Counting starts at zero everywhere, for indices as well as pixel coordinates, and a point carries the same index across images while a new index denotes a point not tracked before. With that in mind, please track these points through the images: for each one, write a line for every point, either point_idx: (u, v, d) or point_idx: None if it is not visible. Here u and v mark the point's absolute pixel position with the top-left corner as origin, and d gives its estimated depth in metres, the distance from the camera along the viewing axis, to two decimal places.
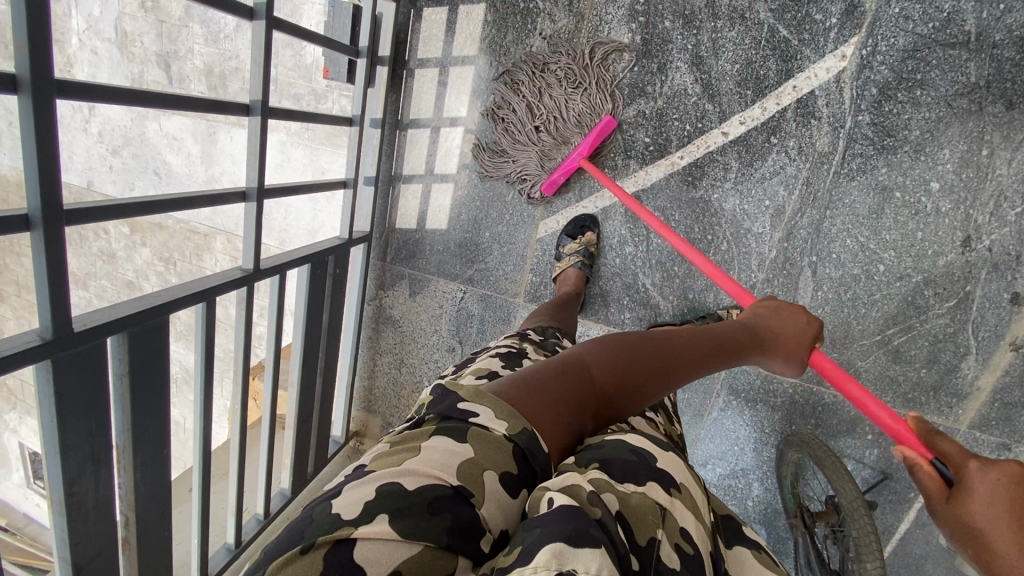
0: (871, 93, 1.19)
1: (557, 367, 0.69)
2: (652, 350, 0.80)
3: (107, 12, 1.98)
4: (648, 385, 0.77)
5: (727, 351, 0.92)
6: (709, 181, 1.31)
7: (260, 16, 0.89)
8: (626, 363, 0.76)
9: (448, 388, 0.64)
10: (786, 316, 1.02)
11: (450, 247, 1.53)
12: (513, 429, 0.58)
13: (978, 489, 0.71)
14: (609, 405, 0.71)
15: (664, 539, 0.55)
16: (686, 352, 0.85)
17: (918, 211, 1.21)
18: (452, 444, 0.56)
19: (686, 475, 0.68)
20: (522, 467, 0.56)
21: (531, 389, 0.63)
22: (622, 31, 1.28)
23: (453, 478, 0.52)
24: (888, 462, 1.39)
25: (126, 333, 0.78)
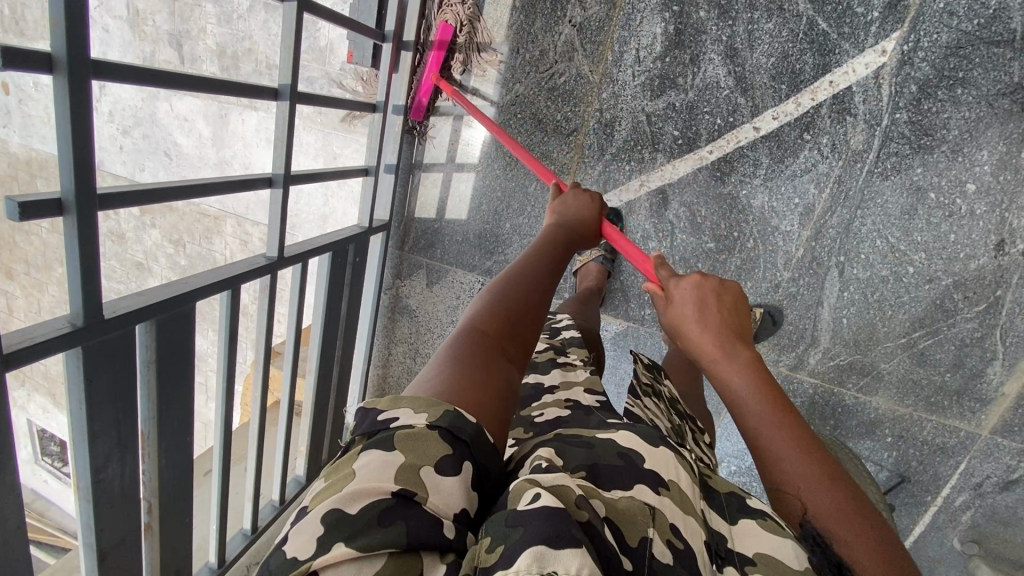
0: (910, 90, 1.16)
1: (454, 354, 0.68)
2: (513, 286, 0.83)
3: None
4: (531, 315, 0.81)
5: (561, 255, 0.98)
6: (738, 177, 1.29)
7: None
8: (499, 304, 0.78)
9: (366, 408, 0.61)
10: (578, 202, 1.11)
11: (469, 238, 1.52)
12: (434, 416, 0.56)
13: (683, 300, 0.86)
14: (515, 345, 0.75)
15: (656, 536, 0.54)
16: (533, 268, 0.90)
17: (952, 213, 1.18)
18: (382, 453, 0.53)
19: (674, 468, 0.64)
20: (455, 445, 0.55)
21: (449, 381, 0.63)
22: (655, 20, 1.25)
23: (392, 484, 0.50)
24: (906, 466, 1.38)
25: (154, 321, 0.76)
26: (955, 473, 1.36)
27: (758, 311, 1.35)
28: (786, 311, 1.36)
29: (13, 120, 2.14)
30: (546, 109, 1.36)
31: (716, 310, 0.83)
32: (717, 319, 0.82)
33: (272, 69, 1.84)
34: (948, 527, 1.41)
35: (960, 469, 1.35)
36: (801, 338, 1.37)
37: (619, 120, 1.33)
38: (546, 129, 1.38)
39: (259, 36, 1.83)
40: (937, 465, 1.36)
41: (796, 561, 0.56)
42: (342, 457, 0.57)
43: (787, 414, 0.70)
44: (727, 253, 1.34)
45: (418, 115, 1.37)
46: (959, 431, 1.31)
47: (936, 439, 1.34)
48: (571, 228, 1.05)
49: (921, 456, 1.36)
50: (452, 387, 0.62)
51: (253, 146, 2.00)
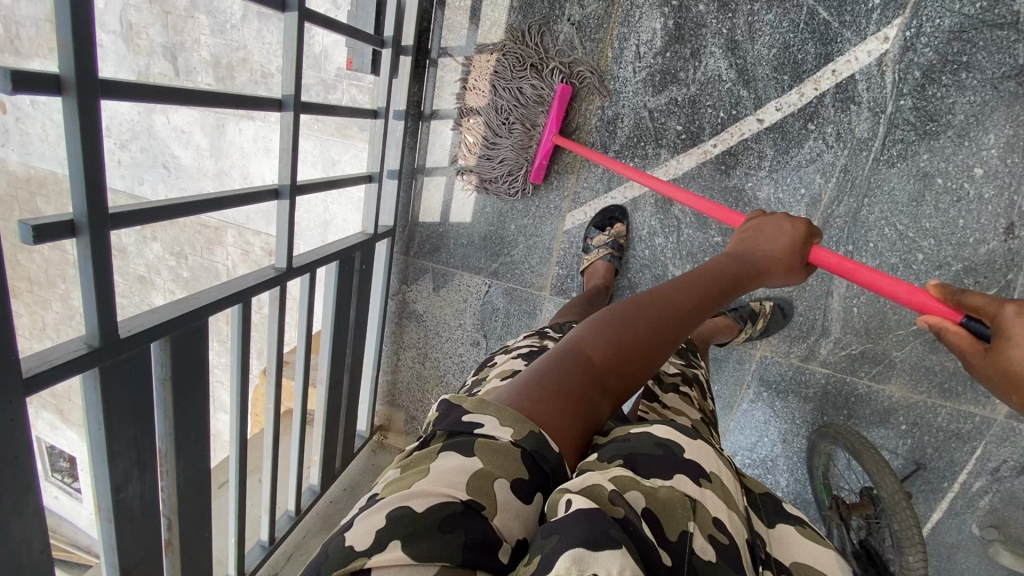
0: (914, 76, 1.15)
1: (554, 370, 0.65)
2: (652, 315, 0.75)
3: (111, 3, 1.95)
4: (653, 356, 0.73)
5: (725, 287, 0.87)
6: (743, 170, 1.28)
7: (292, 8, 0.86)
8: (622, 331, 0.72)
9: (451, 403, 0.61)
10: (770, 226, 0.96)
11: (474, 241, 1.51)
12: (519, 434, 0.55)
13: (1023, 333, 0.71)
14: (619, 380, 0.69)
15: (696, 531, 0.53)
16: (684, 299, 0.80)
17: (960, 198, 1.18)
18: (461, 458, 0.54)
19: (715, 461, 0.64)
20: (533, 470, 0.54)
21: (536, 392, 0.61)
22: (653, 16, 1.24)
23: (462, 493, 0.50)
24: (921, 453, 1.40)
25: (169, 338, 0.76)
26: (971, 458, 1.37)
27: (768, 303, 1.40)
28: (796, 303, 1.39)
29: (11, 138, 2.13)
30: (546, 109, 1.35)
31: None
32: None
33: (269, 78, 1.83)
34: (966, 512, 1.42)
35: (976, 454, 1.37)
36: (812, 329, 1.38)
37: (621, 117, 1.32)
38: None
39: (254, 45, 1.82)
40: (953, 450, 1.38)
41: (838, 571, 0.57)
42: (420, 449, 0.57)
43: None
44: None
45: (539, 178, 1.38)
46: (974, 417, 1.34)
47: (951, 424, 1.35)
48: (749, 256, 0.92)
49: (936, 442, 1.38)
50: (539, 403, 0.60)
51: (253, 155, 1.99)
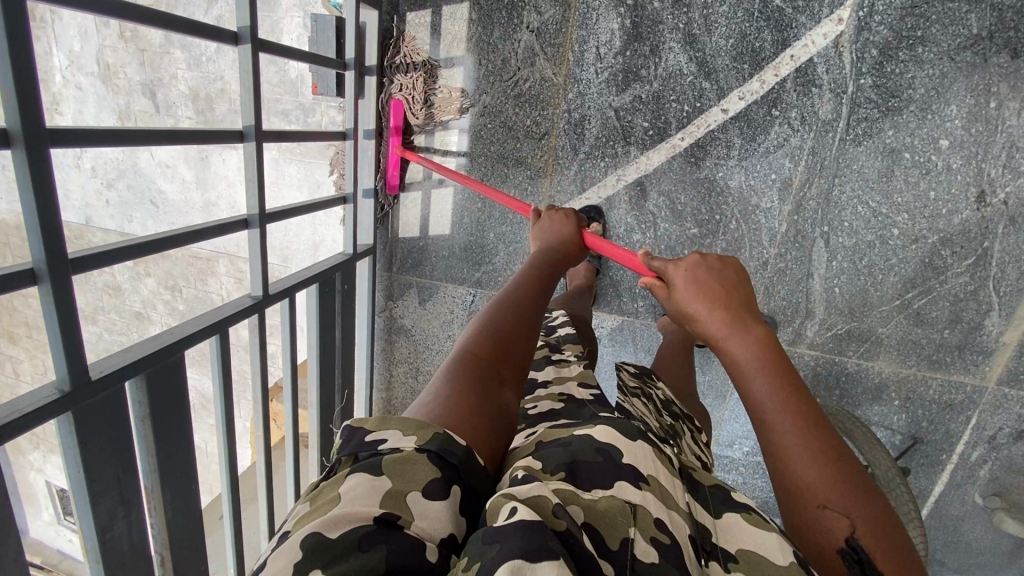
0: (871, 55, 1.16)
1: (451, 379, 0.70)
2: (505, 312, 0.87)
3: (86, 45, 1.97)
4: (524, 339, 0.84)
5: (545, 280, 1.01)
6: (713, 160, 1.29)
7: (245, 39, 0.87)
8: (490, 330, 0.82)
9: (353, 426, 0.61)
10: (556, 224, 1.17)
11: (456, 252, 1.52)
12: (423, 438, 0.58)
13: (680, 281, 0.84)
14: (506, 368, 0.78)
15: (638, 536, 0.56)
16: (522, 295, 0.93)
17: (929, 170, 1.20)
18: (370, 478, 0.54)
19: (654, 462, 0.65)
20: (445, 467, 0.56)
21: (443, 400, 0.66)
22: (610, 16, 1.25)
23: (375, 510, 0.51)
24: (917, 426, 1.41)
25: (143, 376, 0.77)
26: (966, 427, 1.39)
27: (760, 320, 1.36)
28: (778, 286, 1.37)
29: None
30: (515, 117, 1.36)
31: (719, 287, 0.80)
32: (720, 297, 0.79)
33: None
34: (967, 482, 1.44)
35: (970, 424, 1.38)
36: (795, 313, 1.38)
37: (588, 118, 1.33)
38: (517, 137, 1.38)
39: (231, 75, 1.84)
40: (948, 422, 1.39)
41: (781, 556, 0.58)
42: (326, 481, 0.57)
43: (797, 397, 0.68)
44: (712, 237, 1.34)
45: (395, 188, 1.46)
46: (965, 386, 1.34)
47: (944, 396, 1.37)
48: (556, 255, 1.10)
49: (930, 415, 1.39)
50: (446, 404, 0.65)
51: (238, 184, 2.01)
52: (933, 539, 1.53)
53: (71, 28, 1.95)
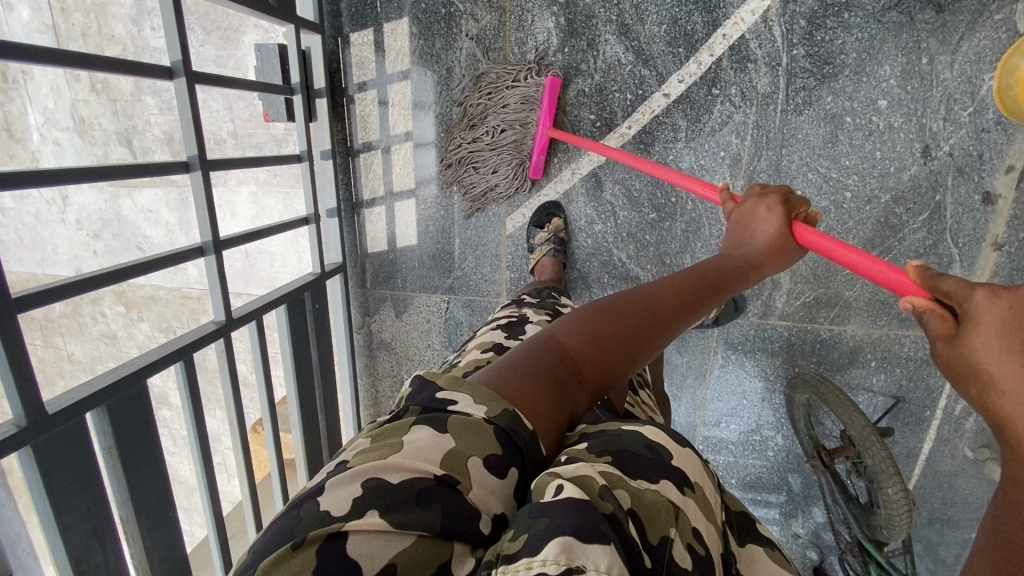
0: (800, 26, 1.19)
1: (532, 357, 0.68)
2: (638, 312, 0.76)
3: (60, 101, 2.00)
4: (637, 350, 0.74)
5: (709, 279, 0.88)
6: (661, 145, 1.31)
7: (179, 74, 0.90)
8: (604, 325, 0.74)
9: (427, 377, 0.65)
10: (753, 218, 0.95)
11: (425, 261, 1.54)
12: (492, 412, 0.58)
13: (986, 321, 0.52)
14: (597, 370, 0.70)
15: (677, 539, 0.53)
16: (670, 293, 0.82)
17: (871, 131, 1.22)
18: (435, 435, 0.56)
19: (698, 472, 0.66)
20: (507, 447, 0.57)
21: (511, 373, 0.65)
22: (545, 16, 1.28)
23: (437, 468, 0.52)
24: (898, 386, 1.42)
25: (105, 406, 0.79)
26: (945, 382, 1.40)
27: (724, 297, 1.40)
28: None
29: None
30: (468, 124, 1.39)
31: None
32: None
33: (221, 144, 1.85)
34: (955, 437, 1.44)
35: None
36: (762, 285, 1.40)
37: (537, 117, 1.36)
38: None
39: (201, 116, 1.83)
40: (927, 378, 1.40)
41: None
42: (392, 423, 0.60)
43: None
44: (670, 220, 1.36)
45: (539, 173, 1.38)
46: None
47: (919, 352, 1.38)
48: (746, 247, 0.94)
49: (909, 373, 1.40)
50: (511, 379, 0.64)
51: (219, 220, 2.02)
52: (929, 497, 1.53)
53: (44, 87, 2.00)
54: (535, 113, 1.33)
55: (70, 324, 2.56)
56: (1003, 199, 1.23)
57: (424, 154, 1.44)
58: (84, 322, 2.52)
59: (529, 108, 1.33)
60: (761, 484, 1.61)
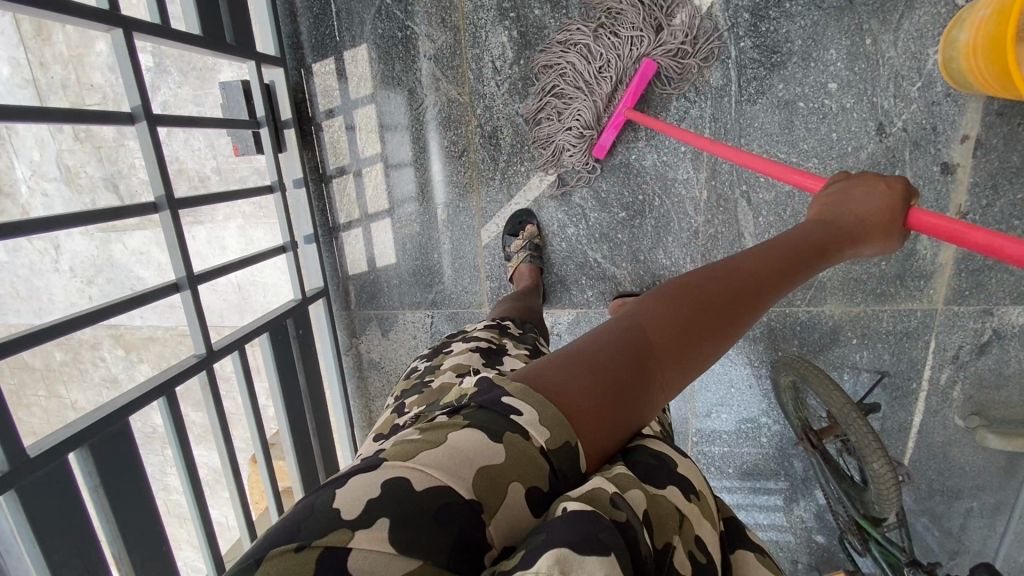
0: (744, 19, 1.22)
1: (609, 349, 0.64)
2: (730, 298, 0.70)
3: (45, 153, 2.05)
4: (721, 337, 0.69)
5: (803, 258, 0.80)
6: (625, 145, 1.35)
7: (140, 117, 0.93)
8: (694, 312, 0.68)
9: (496, 381, 0.63)
10: (861, 197, 0.90)
11: (406, 279, 1.56)
12: (554, 442, 0.56)
13: None
14: (675, 365, 0.65)
15: (678, 545, 0.54)
16: (762, 273, 0.75)
17: (825, 114, 1.25)
18: (485, 445, 0.54)
19: (703, 485, 0.67)
20: (552, 486, 0.55)
21: (578, 368, 0.62)
22: (499, 31, 1.32)
23: (468, 490, 0.50)
24: (882, 361, 1.43)
25: (88, 446, 0.81)
26: (928, 353, 1.41)
27: None
28: (714, 252, 1.38)
29: None
30: (436, 141, 1.42)
31: None
32: None
33: (206, 181, 1.88)
34: (944, 407, 1.45)
35: (931, 348, 1.40)
36: None
37: (500, 129, 1.39)
38: (442, 160, 1.44)
39: (185, 155, 1.87)
40: (909, 351, 1.41)
41: None
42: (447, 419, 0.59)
43: None
44: (640, 218, 1.39)
45: (601, 153, 1.32)
46: (915, 312, 1.37)
47: (898, 325, 1.39)
48: (843, 224, 0.88)
49: (891, 347, 1.41)
50: (575, 377, 0.61)
51: (209, 256, 2.05)
52: (927, 470, 1.53)
53: (29, 140, 2.04)
54: (620, 89, 1.29)
55: (70, 372, 2.57)
56: (961, 168, 1.25)
57: (400, 174, 1.47)
58: (84, 368, 2.54)
59: (611, 83, 1.28)
60: (760, 471, 1.61)
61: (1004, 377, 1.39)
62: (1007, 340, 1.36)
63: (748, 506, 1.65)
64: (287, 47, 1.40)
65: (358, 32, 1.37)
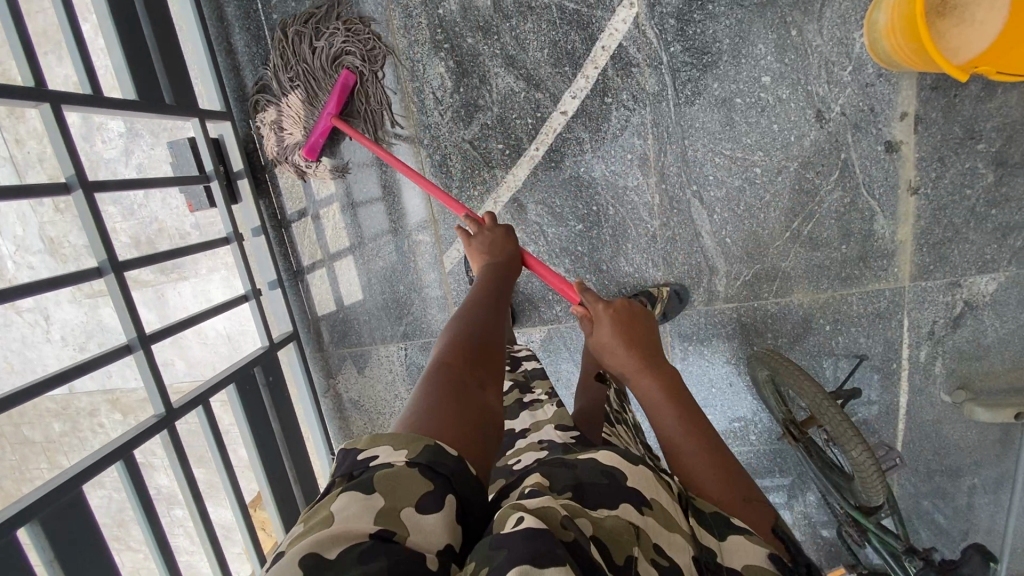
0: (670, 25, 1.24)
1: (430, 387, 0.68)
2: (474, 322, 0.85)
3: (28, 227, 2.05)
4: (497, 343, 0.83)
5: (500, 295, 0.97)
6: (571, 159, 1.36)
7: (75, 186, 0.95)
8: (463, 337, 0.80)
9: (345, 448, 0.60)
10: (501, 245, 1.12)
11: (375, 313, 1.56)
12: (414, 451, 0.56)
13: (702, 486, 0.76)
14: (487, 370, 0.75)
15: (641, 555, 0.54)
16: (483, 304, 0.92)
17: (763, 107, 1.26)
18: (360, 496, 0.52)
19: (655, 486, 0.65)
20: (436, 480, 0.55)
21: (420, 411, 0.63)
22: (435, 63, 1.34)
23: (371, 527, 0.50)
24: (858, 345, 1.41)
25: (38, 519, 0.82)
26: (903, 330, 1.39)
27: (664, 288, 1.39)
28: (674, 253, 1.39)
29: None
30: (387, 175, 1.44)
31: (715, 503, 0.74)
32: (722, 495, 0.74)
33: (186, 237, 1.90)
34: (929, 384, 1.42)
35: (905, 326, 1.38)
36: (700, 272, 1.39)
37: (448, 156, 1.40)
38: (395, 191, 1.45)
39: (163, 214, 1.90)
40: (885, 330, 1.39)
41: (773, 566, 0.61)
42: (318, 502, 0.54)
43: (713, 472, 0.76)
44: (596, 228, 1.40)
45: (315, 152, 1.36)
46: (884, 291, 1.36)
47: (868, 307, 1.38)
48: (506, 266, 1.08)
49: (865, 329, 1.40)
50: (432, 423, 0.61)
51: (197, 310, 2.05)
52: (922, 450, 1.50)
53: (10, 217, 2.05)
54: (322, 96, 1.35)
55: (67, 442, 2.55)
56: (905, 145, 1.25)
57: (361, 211, 1.48)
58: (81, 437, 2.52)
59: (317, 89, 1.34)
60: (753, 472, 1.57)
61: (982, 347, 1.37)
62: (980, 310, 1.35)
63: None
64: (233, 100, 1.43)
65: (295, 75, 1.37)
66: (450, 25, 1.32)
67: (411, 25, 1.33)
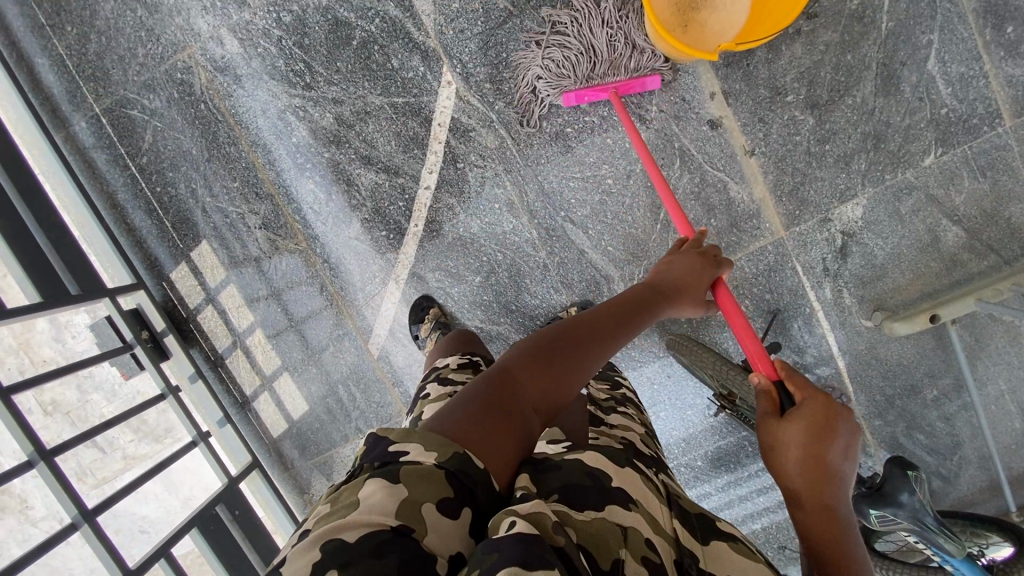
0: (487, 88, 1.40)
1: (479, 394, 0.72)
2: (575, 337, 0.84)
3: None
4: (576, 377, 0.80)
5: (635, 309, 0.94)
6: (449, 225, 1.49)
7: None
8: (545, 355, 0.79)
9: (378, 434, 0.63)
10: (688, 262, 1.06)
11: (325, 419, 1.63)
12: (443, 455, 0.59)
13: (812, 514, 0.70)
14: (541, 401, 0.74)
15: (628, 557, 0.56)
16: (609, 315, 0.90)
17: (591, 128, 1.40)
18: (388, 485, 0.55)
19: (641, 490, 0.68)
20: (459, 488, 0.57)
21: (457, 412, 0.68)
22: (305, 180, 1.50)
23: (393, 519, 0.52)
24: (766, 302, 1.48)
25: None
26: (800, 275, 1.46)
27: (572, 309, 1.46)
28: (569, 275, 1.48)
29: None
30: (296, 290, 1.56)
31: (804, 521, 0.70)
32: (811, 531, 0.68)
33: None
34: (847, 316, 1.47)
35: (800, 270, 1.45)
36: (597, 284, 1.47)
37: (343, 257, 1.54)
38: (307, 300, 1.56)
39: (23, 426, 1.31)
40: (783, 280, 1.46)
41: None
42: (348, 484, 0.58)
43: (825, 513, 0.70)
44: (493, 276, 1.50)
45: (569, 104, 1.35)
46: (767, 247, 1.44)
47: (758, 264, 1.46)
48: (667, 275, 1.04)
49: (766, 287, 1.47)
50: (464, 420, 0.66)
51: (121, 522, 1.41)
52: (871, 379, 1.52)
53: None
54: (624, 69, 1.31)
55: None
56: (724, 120, 1.38)
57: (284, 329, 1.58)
58: None
59: (626, 58, 1.30)
60: (727, 454, 1.58)
61: (876, 267, 1.43)
62: (858, 236, 1.42)
63: (737, 501, 1.61)
64: (143, 269, 1.56)
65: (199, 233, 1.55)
66: (308, 147, 1.48)
67: (275, 159, 1.50)
